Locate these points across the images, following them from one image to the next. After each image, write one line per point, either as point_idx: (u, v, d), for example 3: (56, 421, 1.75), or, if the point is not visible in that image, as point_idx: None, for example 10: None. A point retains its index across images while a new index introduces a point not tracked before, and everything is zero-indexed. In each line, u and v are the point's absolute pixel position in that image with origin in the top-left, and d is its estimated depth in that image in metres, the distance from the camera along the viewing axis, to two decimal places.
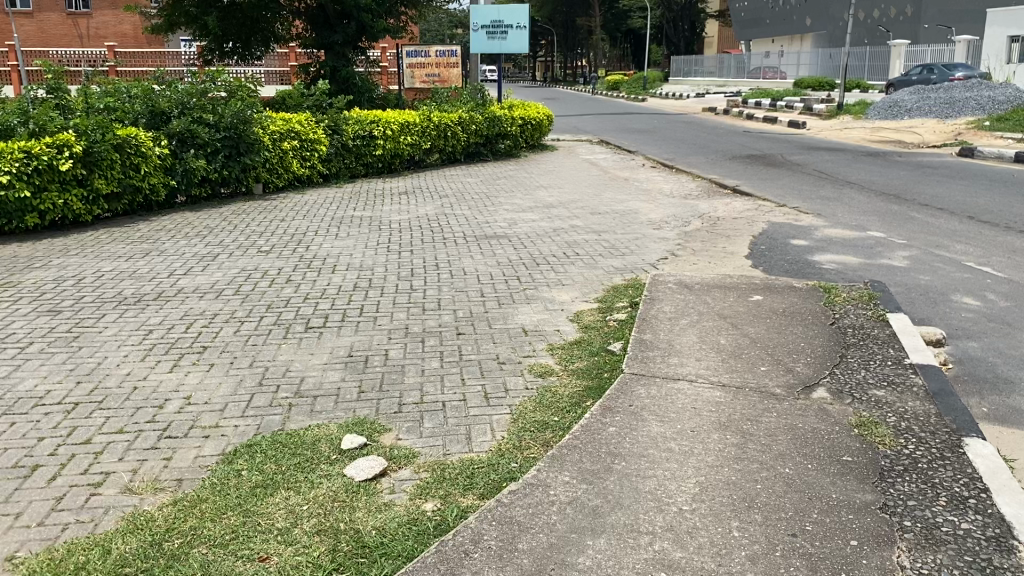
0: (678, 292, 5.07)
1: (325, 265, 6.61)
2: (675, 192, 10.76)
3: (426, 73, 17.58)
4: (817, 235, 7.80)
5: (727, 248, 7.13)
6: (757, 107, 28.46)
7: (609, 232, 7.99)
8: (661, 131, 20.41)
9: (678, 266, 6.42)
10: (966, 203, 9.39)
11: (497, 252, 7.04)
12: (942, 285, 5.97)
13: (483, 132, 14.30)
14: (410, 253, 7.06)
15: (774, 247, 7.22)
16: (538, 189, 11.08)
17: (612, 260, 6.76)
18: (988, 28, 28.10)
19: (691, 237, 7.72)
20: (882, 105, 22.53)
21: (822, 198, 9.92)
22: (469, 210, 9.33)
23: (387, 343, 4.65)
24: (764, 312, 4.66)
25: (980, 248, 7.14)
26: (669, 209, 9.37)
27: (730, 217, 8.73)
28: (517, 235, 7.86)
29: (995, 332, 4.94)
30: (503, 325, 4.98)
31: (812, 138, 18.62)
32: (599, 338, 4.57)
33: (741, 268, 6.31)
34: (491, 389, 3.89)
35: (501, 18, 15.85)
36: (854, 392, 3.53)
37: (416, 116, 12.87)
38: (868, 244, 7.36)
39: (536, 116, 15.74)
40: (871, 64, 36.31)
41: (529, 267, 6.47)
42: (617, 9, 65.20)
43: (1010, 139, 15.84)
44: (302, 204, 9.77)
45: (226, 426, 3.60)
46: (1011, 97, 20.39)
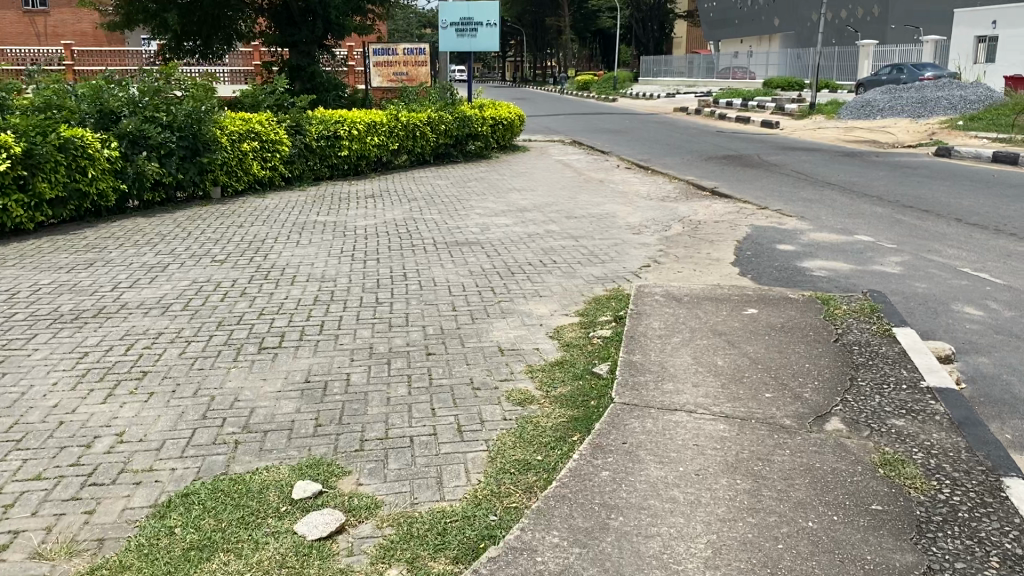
0: (666, 306, 4.68)
1: (284, 276, 6.14)
2: (652, 194, 10.41)
3: (393, 71, 17.10)
4: (803, 239, 7.47)
5: (712, 254, 6.78)
6: (729, 107, 28.29)
7: (586, 238, 7.62)
8: (634, 131, 20.11)
9: (662, 275, 6.05)
10: (951, 204, 9.13)
11: (469, 260, 6.63)
12: (941, 294, 5.63)
13: (452, 133, 13.87)
14: (375, 262, 6.62)
15: (760, 253, 6.88)
16: (510, 192, 10.67)
17: (592, 268, 6.37)
18: (955, 27, 28.16)
19: (673, 242, 7.36)
20: (854, 104, 22.41)
21: (803, 200, 9.62)
22: (439, 215, 8.91)
23: (349, 366, 4.21)
24: (761, 328, 4.28)
25: (974, 252, 6.84)
26: (647, 212, 9.02)
27: (711, 221, 8.38)
28: (489, 241, 7.45)
29: (1004, 345, 4.61)
30: (476, 343, 4.55)
31: (787, 138, 18.41)
32: (582, 359, 4.17)
33: (728, 277, 5.94)
34: (465, 421, 3.46)
35: (470, 14, 15.43)
36: (871, 422, 3.15)
37: (383, 115, 12.41)
38: (857, 249, 7.04)
39: (507, 116, 15.34)
40: (839, 63, 36.37)
41: (503, 277, 6.06)
42: (586, 9, 65.02)
43: (985, 138, 15.72)
44: (262, 209, 9.29)
45: (162, 469, 3.14)
46: (983, 96, 20.33)
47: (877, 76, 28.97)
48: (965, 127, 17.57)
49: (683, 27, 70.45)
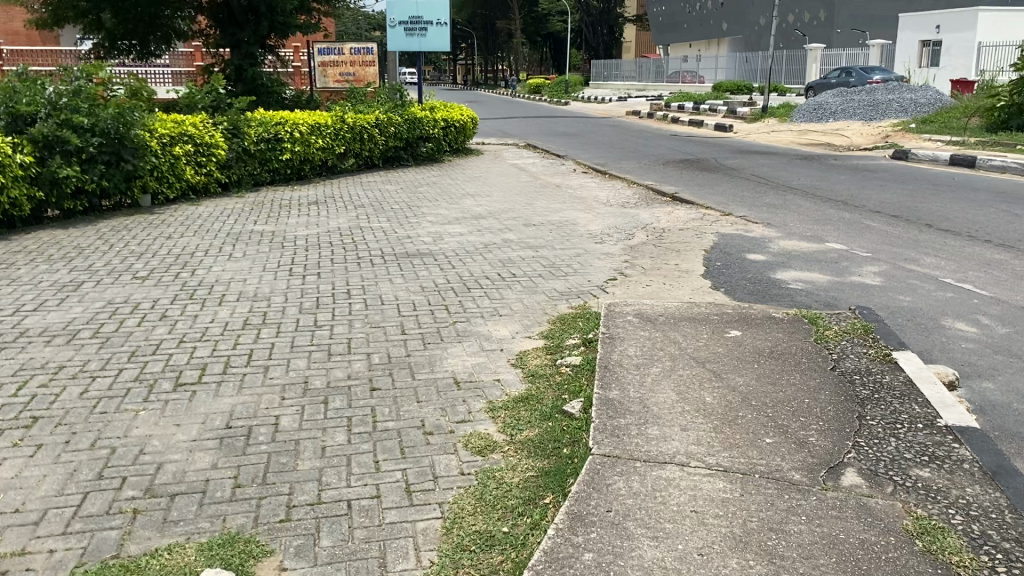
0: (640, 328, 4.18)
1: (213, 295, 5.51)
2: (611, 200, 9.98)
3: (340, 71, 16.46)
4: (774, 247, 7.08)
5: (681, 265, 6.33)
6: (682, 110, 28.14)
7: (546, 247, 7.12)
8: (589, 135, 19.71)
9: (630, 290, 5.58)
10: (918, 209, 8.83)
11: (420, 274, 6.07)
12: (928, 307, 5.25)
13: (402, 136, 13.26)
14: (317, 276, 6.03)
15: (731, 263, 6.45)
16: (463, 198, 10.11)
17: (554, 282, 5.86)
18: (900, 31, 28.37)
19: (638, 252, 6.91)
20: (807, 107, 22.33)
21: (767, 205, 9.25)
22: (387, 222, 8.34)
23: (279, 407, 3.62)
24: (749, 354, 3.80)
25: (952, 261, 6.50)
26: (609, 219, 8.57)
27: (675, 228, 7.96)
28: (441, 252, 6.90)
29: (1007, 367, 4.20)
30: (428, 374, 4.00)
31: (742, 141, 18.20)
32: (549, 392, 3.64)
33: (701, 292, 5.49)
34: (414, 479, 2.91)
35: (419, 13, 14.86)
36: (893, 475, 2.69)
37: (328, 117, 11.77)
38: (831, 258, 6.65)
39: (459, 118, 14.79)
40: (788, 67, 36.54)
41: (457, 293, 5.52)
42: (536, 11, 64.76)
43: (940, 141, 15.64)
44: (194, 217, 8.61)
45: (37, 553, 2.54)
46: (933, 99, 20.38)
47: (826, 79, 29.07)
48: (919, 129, 17.52)
49: (633, 30, 70.65)
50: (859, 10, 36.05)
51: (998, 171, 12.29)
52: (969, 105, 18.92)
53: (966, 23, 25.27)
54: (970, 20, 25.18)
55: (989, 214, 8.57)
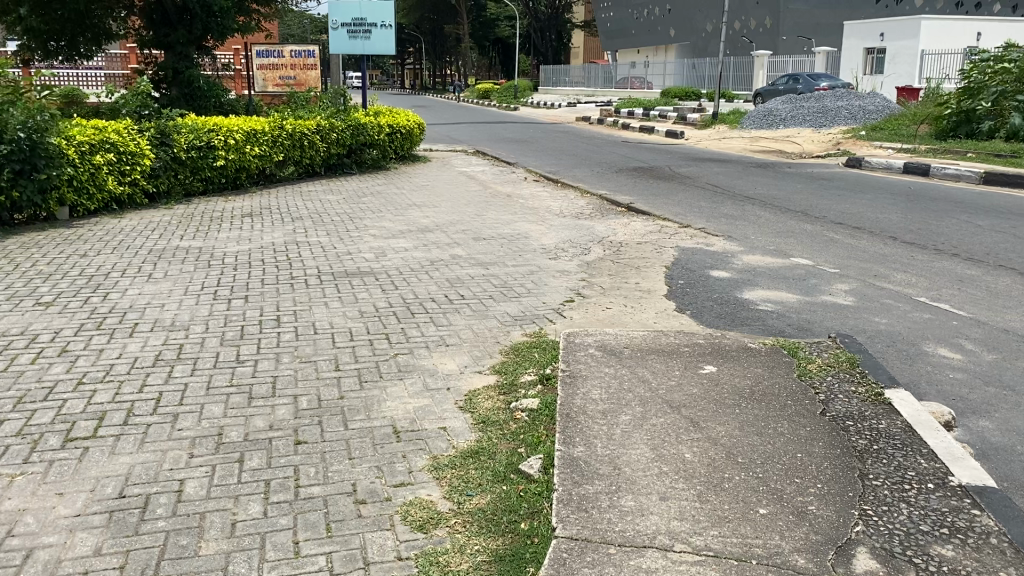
0: (603, 364, 3.72)
1: (124, 325, 4.92)
2: (565, 211, 9.57)
3: (280, 75, 15.74)
4: (738, 263, 6.72)
5: (642, 284, 5.91)
6: (632, 116, 27.96)
7: (496, 264, 6.65)
8: (539, 141, 19.30)
9: (589, 314, 5.13)
10: (879, 221, 8.58)
11: (358, 295, 5.55)
12: (907, 331, 4.91)
13: (345, 142, 12.68)
14: (244, 300, 5.47)
15: (695, 281, 6.06)
16: (409, 209, 9.60)
17: (506, 304, 5.39)
18: (845, 38, 28.61)
19: (596, 269, 6.48)
20: (757, 113, 22.27)
21: (726, 217, 8.91)
22: (327, 236, 7.80)
23: (185, 469, 3.09)
24: (727, 397, 3.36)
25: (923, 278, 6.20)
26: (563, 232, 8.14)
27: (633, 242, 7.56)
28: (383, 269, 6.39)
29: (1001, 402, 3.86)
30: (364, 422, 3.49)
31: (693, 148, 17.97)
32: (502, 445, 3.16)
33: (665, 315, 5.07)
34: (341, 567, 2.42)
35: (363, 15, 14.32)
36: (911, 556, 2.27)
37: (265, 123, 11.14)
38: (797, 275, 6.31)
39: (406, 124, 14.25)
40: (735, 74, 36.71)
41: (398, 318, 5.02)
42: (484, 17, 64.39)
43: (891, 149, 15.60)
44: (115, 231, 7.97)
45: None
46: (881, 107, 20.48)
47: (774, 86, 29.16)
48: (869, 137, 17.49)
49: (581, 37, 70.87)
50: (804, 18, 36.40)
51: (952, 179, 12.19)
52: (917, 112, 19.00)
53: (910, 31, 25.54)
54: (913, 28, 25.46)
55: (951, 225, 8.35)
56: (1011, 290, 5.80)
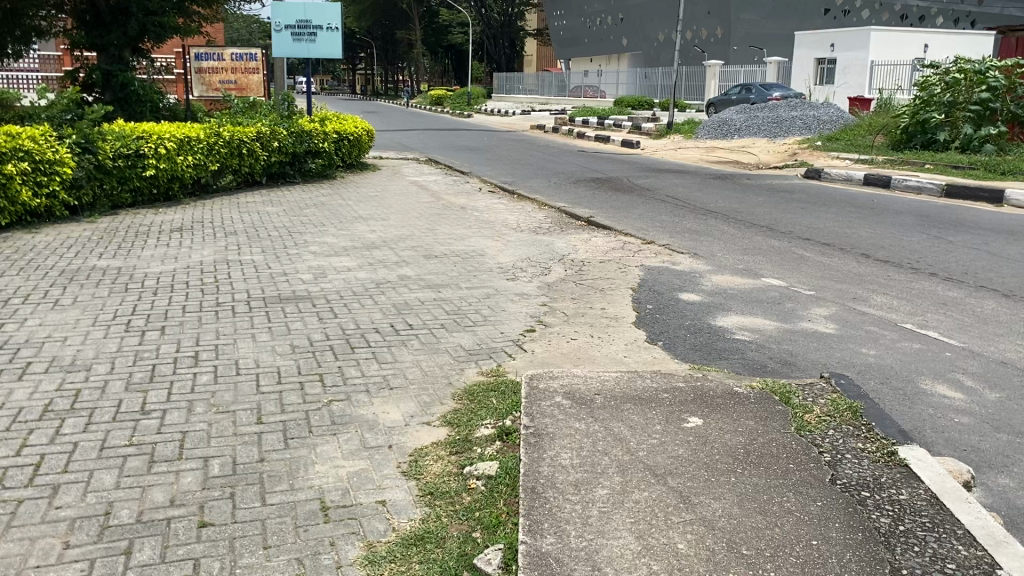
0: (573, 417, 3.17)
1: (14, 364, 4.24)
2: (521, 224, 9.07)
3: (219, 79, 14.97)
4: (708, 284, 6.26)
5: (608, 310, 5.40)
6: (586, 124, 27.65)
7: (447, 285, 6.09)
8: (493, 150, 18.78)
9: (551, 346, 4.60)
10: (848, 236, 8.23)
11: (292, 326, 4.94)
12: (900, 365, 4.47)
13: (288, 150, 11.99)
14: (160, 333, 4.82)
15: (664, 306, 5.57)
16: (355, 222, 9.00)
17: (459, 335, 4.82)
18: (797, 49, 28.68)
19: (558, 291, 5.96)
20: (711, 122, 22.04)
21: (690, 232, 8.48)
22: (262, 254, 7.15)
23: (56, 567, 2.47)
24: (719, 459, 2.84)
25: (903, 301, 5.80)
26: (520, 249, 7.62)
27: (595, 260, 7.07)
28: (321, 293, 5.78)
29: (1017, 453, 3.41)
30: (287, 495, 2.90)
31: (649, 157, 17.63)
32: (454, 527, 2.61)
33: (636, 348, 4.56)
34: None
35: (309, 16, 13.66)
36: None
37: (199, 129, 10.42)
38: (772, 297, 5.86)
39: (353, 131, 13.60)
40: (687, 83, 36.68)
41: (335, 354, 4.42)
42: (437, 23, 63.79)
43: (849, 160, 15.43)
44: (27, 247, 7.22)
45: None
46: (836, 117, 20.40)
47: (726, 95, 29.03)
48: (826, 147, 17.31)
49: (533, 45, 70.78)
50: (756, 28, 36.55)
51: (913, 192, 11.96)
52: (872, 122, 18.91)
53: (860, 42, 25.66)
54: (863, 39, 25.60)
55: (922, 241, 8.03)
56: (1000, 315, 5.43)
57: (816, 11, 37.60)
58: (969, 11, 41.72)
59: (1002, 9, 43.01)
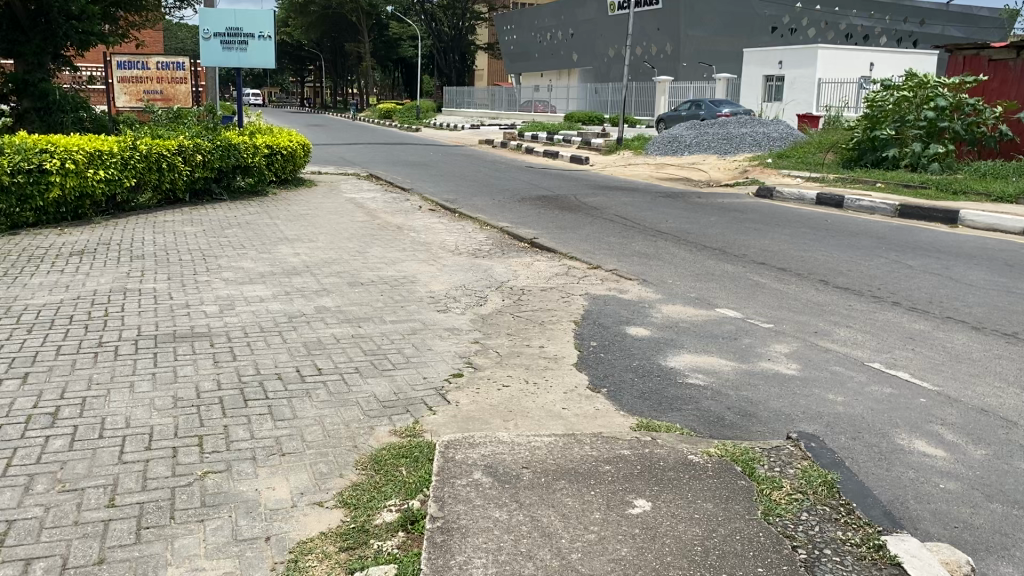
0: (492, 504, 2.57)
1: None
2: (460, 246, 8.49)
3: (143, 88, 14.23)
4: (657, 316, 5.74)
5: (547, 348, 4.82)
6: (535, 139, 27.22)
7: (369, 318, 5.45)
8: (437, 165, 18.18)
9: (479, 394, 4.00)
10: (804, 260, 7.81)
11: (180, 374, 4.26)
12: (872, 415, 3.97)
13: (213, 165, 11.21)
14: (20, 382, 4.09)
15: (609, 342, 5.00)
16: (279, 244, 8.31)
17: (374, 381, 4.20)
18: (744, 66, 28.69)
19: (492, 325, 5.38)
20: (661, 139, 21.75)
21: (639, 255, 7.98)
22: (167, 282, 6.43)
23: None
24: (672, 564, 2.28)
25: (867, 336, 5.35)
26: (455, 274, 7.04)
27: (536, 288, 6.51)
28: (223, 330, 5.09)
29: (1018, 531, 2.91)
30: None
31: (598, 174, 17.21)
32: None
33: (576, 397, 3.98)
34: None
35: (239, 24, 12.94)
36: None
37: (113, 142, 9.64)
38: (727, 332, 5.35)
39: (287, 145, 12.89)
40: (637, 99, 36.59)
41: (223, 410, 3.77)
42: (386, 36, 63.16)
43: (799, 179, 15.19)
44: None
45: None
46: (785, 134, 20.27)
47: (676, 112, 28.84)
48: (776, 165, 17.07)
49: (484, 60, 70.59)
50: (704, 46, 36.63)
51: (866, 212, 11.69)
52: (820, 140, 18.77)
53: (807, 60, 25.72)
54: (810, 57, 25.67)
55: (879, 265, 7.65)
56: (973, 352, 5.00)
57: (763, 29, 37.92)
58: (910, 31, 42.60)
59: (941, 31, 44.00)
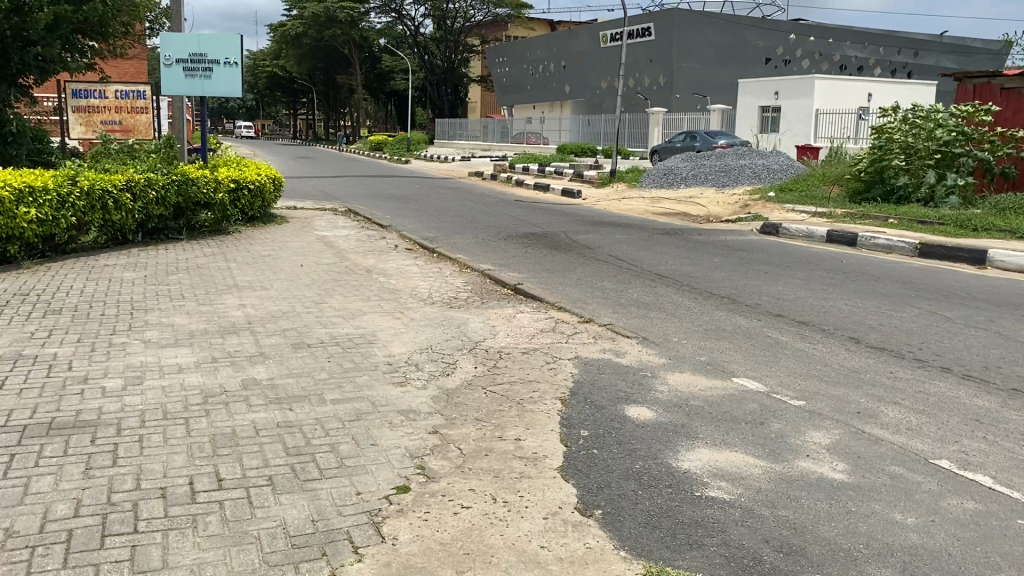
0: None
1: None
2: (434, 294, 7.47)
3: (101, 118, 13.39)
4: (662, 388, 4.70)
5: (526, 442, 3.76)
6: (527, 172, 26.32)
7: (305, 397, 4.39)
8: (421, 199, 17.19)
9: (431, 523, 2.95)
10: (826, 312, 6.80)
11: (30, 491, 3.18)
12: (961, 550, 2.93)
13: (168, 202, 10.17)
14: None
15: (606, 432, 3.95)
16: (226, 293, 7.26)
17: (290, 503, 3.13)
18: (740, 97, 27.95)
19: (459, 404, 4.32)
20: (656, 171, 20.83)
21: (637, 305, 6.96)
22: (74, 346, 5.34)
23: None
24: None
25: (922, 417, 4.31)
26: (423, 331, 6.00)
27: (517, 350, 5.47)
28: (115, 418, 4.01)
29: None
30: None
31: (591, 209, 16.24)
32: None
33: (562, 527, 2.94)
34: None
35: (203, 50, 12.02)
36: None
37: (50, 178, 8.64)
38: (752, 414, 4.30)
39: (254, 179, 11.88)
40: (631, 130, 35.82)
41: (65, 558, 2.69)
42: (378, 68, 62.75)
43: (805, 214, 14.27)
44: None
45: None
46: (785, 166, 19.39)
47: (671, 143, 27.98)
48: (779, 199, 16.12)
49: (477, 92, 70.26)
50: (699, 77, 36.00)
51: (882, 250, 10.74)
52: (824, 171, 17.86)
53: (804, 90, 24.98)
54: (808, 87, 24.94)
55: (913, 317, 6.66)
56: None
57: (757, 60, 37.37)
58: (905, 62, 42.33)
59: (935, 61, 43.78)
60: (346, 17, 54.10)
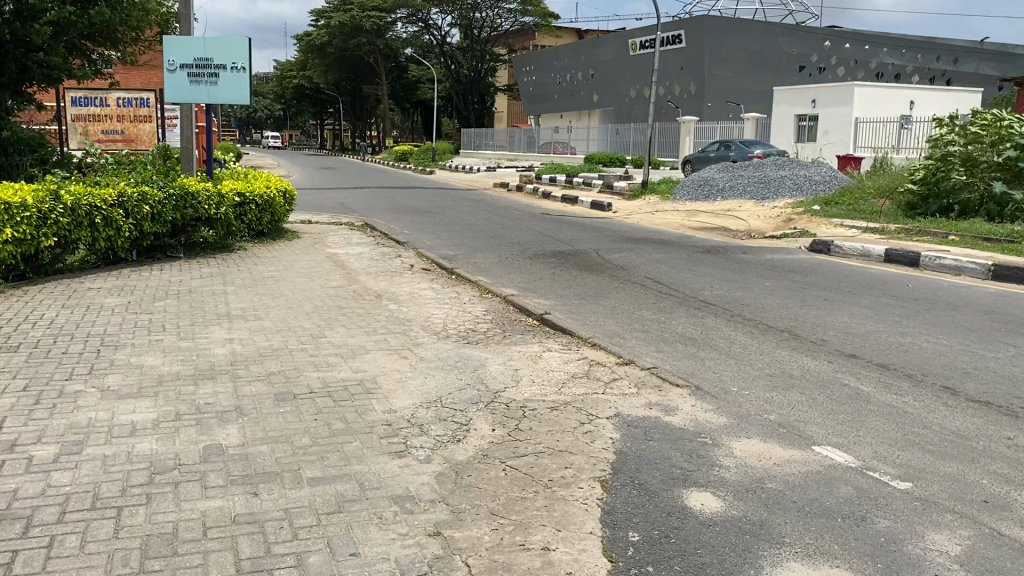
0: None
1: None
2: (451, 325, 6.56)
3: (103, 128, 13.18)
4: (728, 462, 3.74)
5: (556, 555, 2.82)
6: (554, 184, 25.40)
7: (276, 476, 3.48)
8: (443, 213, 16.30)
9: None
10: (907, 352, 5.79)
11: None
12: None
13: (165, 219, 9.36)
14: None
15: (664, 534, 3.00)
16: (214, 325, 6.39)
17: None
18: (775, 105, 26.86)
19: (471, 486, 3.38)
20: (690, 182, 19.80)
21: (684, 342, 6.00)
22: (14, 397, 4.47)
23: None
24: None
25: None
26: (434, 375, 5.08)
27: (545, 404, 4.53)
28: (28, 508, 3.12)
29: None
30: None
31: (622, 223, 15.28)
32: None
33: None
34: None
35: (209, 55, 11.24)
36: None
37: (31, 192, 7.86)
38: (849, 504, 3.33)
39: (263, 193, 11.05)
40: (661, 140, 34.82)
41: None
42: (405, 79, 62.30)
43: (855, 230, 13.24)
44: None
45: None
46: (829, 176, 18.27)
47: (703, 153, 26.93)
48: (825, 212, 15.04)
49: (505, 101, 69.58)
50: (731, 85, 34.91)
51: (950, 272, 9.68)
52: (873, 183, 16.75)
53: (844, 98, 23.87)
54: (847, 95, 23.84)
55: (1012, 360, 5.63)
56: None
57: (791, 68, 36.22)
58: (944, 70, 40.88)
59: (976, 70, 42.18)
60: (371, 27, 53.65)
